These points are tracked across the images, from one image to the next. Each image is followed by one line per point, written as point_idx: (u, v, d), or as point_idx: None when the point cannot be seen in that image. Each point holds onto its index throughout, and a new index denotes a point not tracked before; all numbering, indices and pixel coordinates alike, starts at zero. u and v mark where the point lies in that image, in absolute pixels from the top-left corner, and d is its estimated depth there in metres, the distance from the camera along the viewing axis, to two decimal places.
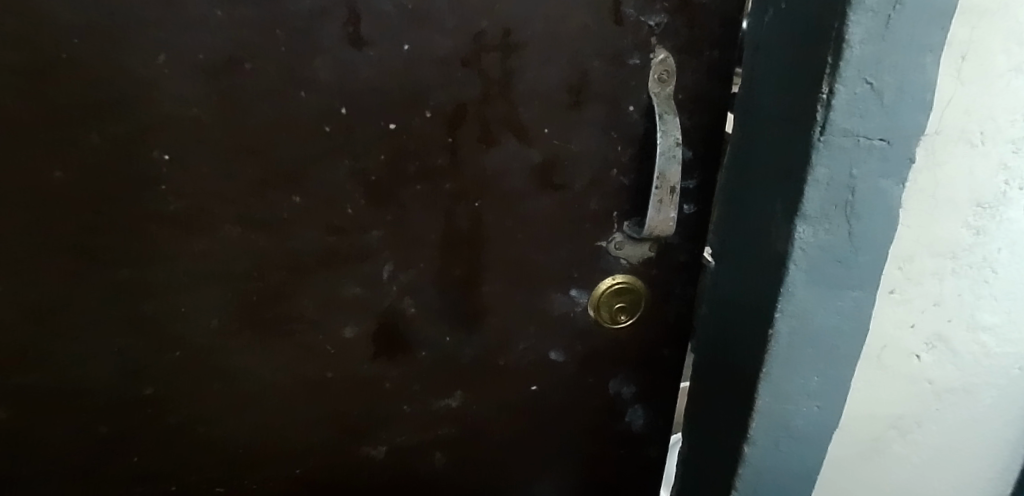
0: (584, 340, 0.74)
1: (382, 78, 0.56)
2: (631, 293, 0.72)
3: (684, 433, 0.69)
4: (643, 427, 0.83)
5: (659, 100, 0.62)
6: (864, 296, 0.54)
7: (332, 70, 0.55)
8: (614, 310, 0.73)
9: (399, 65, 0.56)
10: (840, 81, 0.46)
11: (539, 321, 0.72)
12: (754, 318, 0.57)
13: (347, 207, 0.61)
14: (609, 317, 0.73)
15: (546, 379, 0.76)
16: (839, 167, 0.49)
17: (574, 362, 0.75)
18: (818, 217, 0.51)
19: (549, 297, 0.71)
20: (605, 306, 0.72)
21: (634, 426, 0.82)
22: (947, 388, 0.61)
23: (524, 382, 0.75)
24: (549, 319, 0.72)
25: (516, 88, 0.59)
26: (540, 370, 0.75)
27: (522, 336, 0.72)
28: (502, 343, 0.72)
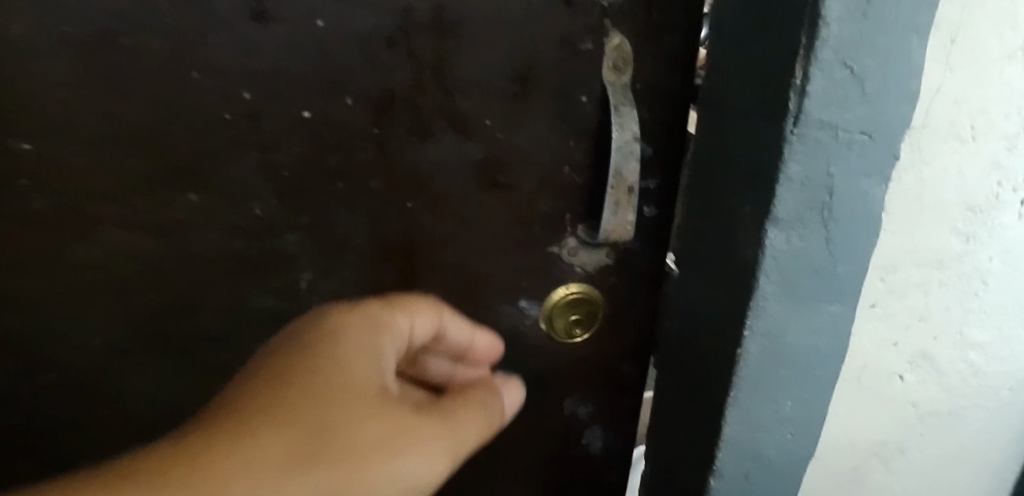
0: (535, 355, 0.67)
1: (292, 60, 0.48)
2: (588, 304, 0.65)
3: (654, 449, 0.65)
4: (603, 450, 0.76)
5: (614, 90, 0.55)
6: (843, 311, 0.48)
7: (231, 49, 0.47)
8: (568, 323, 0.66)
9: (311, 45, 0.48)
10: (815, 64, 0.40)
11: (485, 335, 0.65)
12: (722, 335, 0.51)
13: (256, 208, 0.54)
14: (563, 330, 0.66)
15: None
16: (815, 164, 0.43)
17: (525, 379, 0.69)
18: (791, 221, 0.45)
19: (495, 307, 0.64)
20: (559, 318, 0.66)
21: (592, 449, 0.76)
22: (933, 412, 0.54)
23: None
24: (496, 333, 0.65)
25: (452, 74, 0.52)
26: None
27: None
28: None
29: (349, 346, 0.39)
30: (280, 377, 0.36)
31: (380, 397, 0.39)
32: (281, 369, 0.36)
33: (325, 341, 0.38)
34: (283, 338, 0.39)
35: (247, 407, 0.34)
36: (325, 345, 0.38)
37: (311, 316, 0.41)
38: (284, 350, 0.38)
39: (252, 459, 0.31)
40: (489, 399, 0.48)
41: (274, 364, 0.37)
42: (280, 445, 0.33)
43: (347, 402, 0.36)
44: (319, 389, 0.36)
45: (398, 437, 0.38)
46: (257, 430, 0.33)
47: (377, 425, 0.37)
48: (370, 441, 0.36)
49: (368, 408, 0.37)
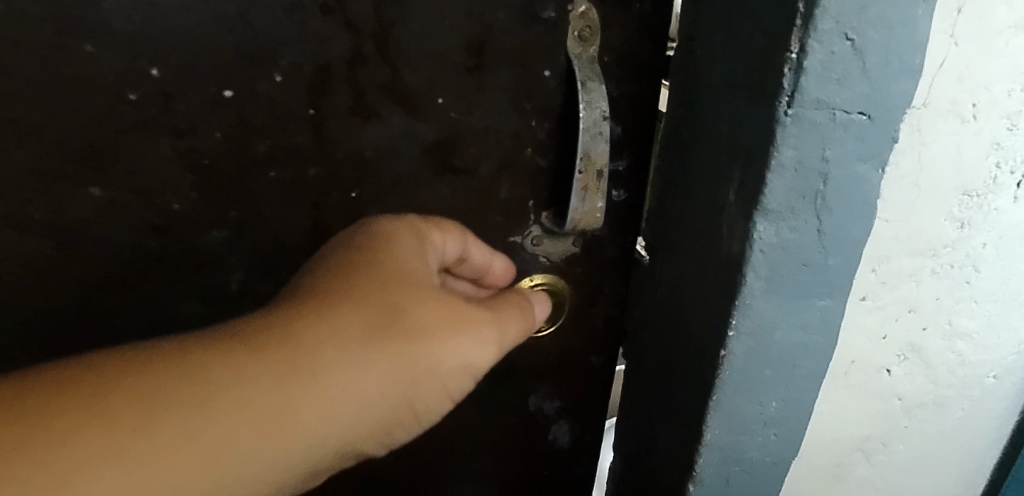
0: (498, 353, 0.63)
1: (208, 30, 0.42)
2: (553, 296, 0.60)
3: (640, 450, 0.61)
4: (570, 446, 0.72)
5: (581, 64, 0.50)
6: (834, 306, 0.44)
7: (132, 15, 0.40)
8: None
9: (230, 12, 0.42)
10: (813, 34, 0.35)
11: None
12: (704, 334, 0.47)
13: (173, 203, 0.47)
14: None
15: None
16: (810, 148, 0.39)
17: (486, 378, 0.64)
18: (781, 212, 0.41)
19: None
20: None
21: (559, 444, 0.72)
22: (918, 404, 0.51)
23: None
24: None
25: (397, 45, 0.46)
26: None
27: None
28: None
29: (398, 245, 0.40)
30: (337, 269, 0.37)
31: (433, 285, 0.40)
32: (337, 265, 0.38)
33: (377, 241, 0.40)
34: (338, 241, 0.41)
35: (312, 291, 0.36)
36: (376, 244, 0.40)
37: (367, 222, 0.43)
38: (339, 250, 0.40)
39: (324, 330, 0.33)
40: (527, 306, 0.48)
41: (331, 262, 0.39)
42: (345, 318, 0.34)
43: (410, 286, 0.38)
44: (376, 276, 0.37)
45: (454, 316, 0.39)
46: (323, 305, 0.34)
47: (433, 306, 0.38)
48: (428, 317, 0.37)
49: (424, 291, 0.38)
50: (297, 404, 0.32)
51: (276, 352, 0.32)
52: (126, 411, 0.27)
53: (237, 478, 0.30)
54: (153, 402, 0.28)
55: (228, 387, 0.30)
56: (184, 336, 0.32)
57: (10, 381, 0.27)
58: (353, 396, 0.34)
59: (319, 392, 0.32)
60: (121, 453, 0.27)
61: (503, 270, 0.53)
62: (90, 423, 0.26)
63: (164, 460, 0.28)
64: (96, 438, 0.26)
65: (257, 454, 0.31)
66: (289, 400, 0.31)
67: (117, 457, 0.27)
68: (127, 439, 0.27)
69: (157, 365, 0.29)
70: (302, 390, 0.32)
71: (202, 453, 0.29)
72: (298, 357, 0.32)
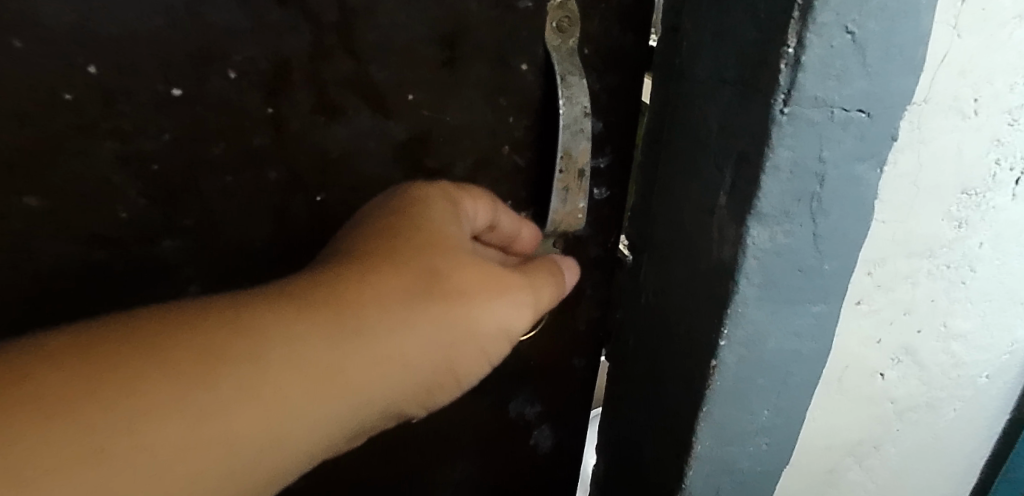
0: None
1: (151, 23, 0.38)
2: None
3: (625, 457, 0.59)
4: (551, 449, 0.70)
5: (560, 56, 0.47)
6: (829, 312, 0.42)
7: (64, 7, 0.36)
8: None
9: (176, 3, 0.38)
10: (812, 28, 0.33)
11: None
12: (693, 342, 0.45)
13: (120, 211, 0.42)
14: None
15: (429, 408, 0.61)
16: (806, 148, 0.36)
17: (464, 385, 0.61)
18: (776, 216, 0.38)
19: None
20: None
21: (540, 448, 0.70)
22: (911, 407, 0.50)
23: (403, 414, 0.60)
24: None
25: (363, 37, 0.42)
26: None
27: None
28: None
29: (436, 208, 0.37)
30: (376, 231, 0.34)
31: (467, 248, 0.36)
32: (375, 229, 0.35)
33: (412, 204, 0.36)
34: (370, 208, 0.38)
35: (350, 254, 0.33)
36: (413, 206, 0.36)
37: (396, 189, 0.39)
38: (373, 216, 0.36)
39: (369, 290, 0.30)
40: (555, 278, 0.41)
41: (366, 227, 0.36)
42: (391, 279, 0.31)
43: (445, 248, 0.34)
44: (417, 237, 0.34)
45: (498, 279, 0.35)
46: (364, 266, 0.31)
47: (478, 267, 0.35)
48: (473, 279, 0.34)
49: (466, 254, 0.35)
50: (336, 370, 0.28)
51: (322, 312, 0.29)
52: (166, 367, 0.24)
53: (286, 445, 0.27)
54: (169, 372, 0.24)
55: (275, 345, 0.27)
56: (220, 296, 0.28)
57: (38, 340, 0.24)
58: (402, 360, 0.31)
59: (367, 354, 0.29)
60: (166, 413, 0.24)
61: (530, 243, 0.45)
62: (131, 380, 0.24)
63: (210, 420, 0.25)
64: (144, 394, 0.24)
65: (297, 419, 0.27)
66: (337, 361, 0.28)
67: (162, 417, 0.24)
68: (172, 396, 0.24)
69: (196, 321, 0.26)
70: (348, 352, 0.29)
71: (249, 414, 0.26)
72: (346, 317, 0.29)
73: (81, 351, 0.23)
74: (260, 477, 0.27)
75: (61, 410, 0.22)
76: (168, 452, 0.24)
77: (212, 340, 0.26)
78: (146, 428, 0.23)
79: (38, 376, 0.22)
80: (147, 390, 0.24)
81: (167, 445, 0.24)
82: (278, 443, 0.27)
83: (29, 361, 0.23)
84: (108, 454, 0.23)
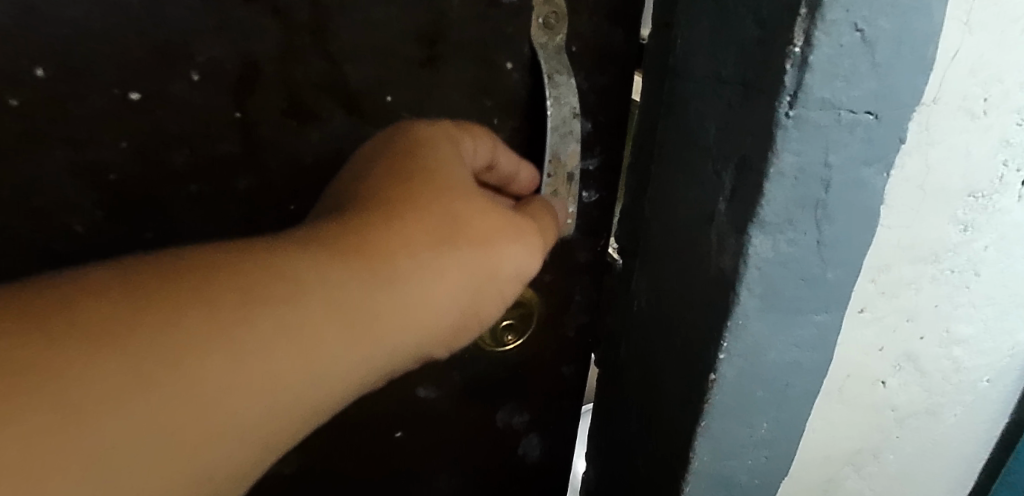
0: (461, 369, 0.57)
1: (103, 21, 0.35)
2: (521, 307, 0.55)
3: (617, 467, 0.57)
4: (541, 458, 0.68)
5: (547, 55, 0.45)
6: (831, 320, 0.40)
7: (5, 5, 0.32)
8: (498, 329, 0.55)
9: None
10: (821, 25, 0.31)
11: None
12: (690, 355, 0.43)
13: (75, 225, 0.39)
14: (493, 339, 0.56)
15: (414, 422, 0.59)
16: (811, 153, 0.34)
17: (449, 396, 0.59)
18: (778, 224, 0.36)
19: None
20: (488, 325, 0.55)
21: (530, 458, 0.68)
22: (912, 413, 0.49)
23: (386, 428, 0.58)
24: None
25: (338, 35, 0.40)
26: (404, 413, 0.58)
27: None
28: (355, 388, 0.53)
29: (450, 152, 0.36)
30: (389, 171, 0.33)
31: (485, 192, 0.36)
32: (390, 170, 0.34)
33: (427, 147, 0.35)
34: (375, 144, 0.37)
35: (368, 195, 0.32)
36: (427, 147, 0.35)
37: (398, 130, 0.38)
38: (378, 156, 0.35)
39: (400, 234, 0.30)
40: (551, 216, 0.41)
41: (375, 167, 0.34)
42: (421, 223, 0.31)
43: (468, 190, 0.33)
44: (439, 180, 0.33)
45: (514, 226, 0.35)
46: (390, 208, 0.31)
47: (498, 213, 0.34)
48: (492, 225, 0.34)
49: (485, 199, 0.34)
50: (373, 310, 0.28)
51: (354, 253, 0.28)
52: (210, 303, 0.23)
53: (325, 385, 0.27)
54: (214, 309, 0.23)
55: (312, 283, 0.26)
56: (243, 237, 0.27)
57: (67, 278, 0.22)
58: (433, 303, 0.30)
59: (400, 297, 0.29)
60: (213, 347, 0.23)
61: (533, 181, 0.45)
62: (176, 315, 0.22)
63: (255, 355, 0.24)
64: (191, 328, 0.22)
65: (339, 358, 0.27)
66: (372, 302, 0.28)
67: (210, 349, 0.23)
68: (226, 329, 0.23)
69: (230, 258, 0.25)
70: (381, 292, 0.28)
71: (293, 351, 0.25)
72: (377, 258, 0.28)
73: (116, 285, 0.22)
74: (304, 416, 0.27)
75: (113, 350, 0.21)
76: (217, 386, 0.23)
77: (249, 279, 0.24)
78: (195, 363, 0.22)
79: (78, 311, 0.21)
80: (194, 322, 0.23)
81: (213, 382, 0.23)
82: (318, 383, 0.26)
83: (65, 297, 0.21)
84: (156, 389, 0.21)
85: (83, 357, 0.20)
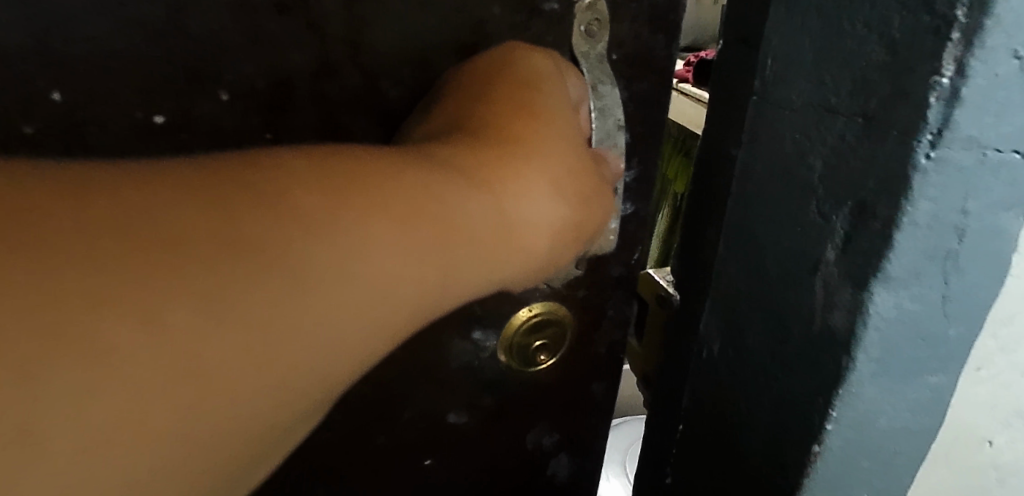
0: (493, 392, 0.53)
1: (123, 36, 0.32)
2: (554, 326, 0.51)
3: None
4: (570, 476, 0.63)
5: (588, 66, 0.42)
6: (948, 382, 0.35)
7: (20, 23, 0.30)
8: (531, 351, 0.51)
9: (159, 14, 0.32)
10: (978, 52, 0.26)
11: (430, 377, 0.49)
12: (783, 417, 0.38)
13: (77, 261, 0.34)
14: (524, 361, 0.52)
15: (442, 449, 0.54)
16: (948, 198, 0.29)
17: (479, 421, 0.54)
18: (904, 280, 0.31)
19: (440, 344, 0.48)
20: (520, 346, 0.51)
21: (558, 478, 0.63)
22: (1017, 471, 0.44)
23: (414, 455, 0.52)
24: (445, 375, 0.50)
25: (375, 49, 0.38)
26: (431, 439, 0.52)
27: (408, 400, 0.49)
28: (380, 411, 0.48)
29: (550, 104, 0.39)
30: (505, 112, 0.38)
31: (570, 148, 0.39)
32: (502, 112, 0.38)
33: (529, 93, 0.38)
34: (471, 79, 0.39)
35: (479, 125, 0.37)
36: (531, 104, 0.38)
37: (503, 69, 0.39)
38: (476, 95, 0.38)
39: (517, 168, 0.35)
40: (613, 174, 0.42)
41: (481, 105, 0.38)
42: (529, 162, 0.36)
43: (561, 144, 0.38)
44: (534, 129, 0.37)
45: (597, 181, 0.40)
46: (509, 147, 0.36)
47: (576, 171, 0.38)
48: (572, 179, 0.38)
49: (577, 164, 0.39)
50: (494, 222, 0.33)
51: (493, 177, 0.34)
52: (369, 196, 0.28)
53: (460, 276, 0.32)
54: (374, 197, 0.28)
55: (445, 193, 0.31)
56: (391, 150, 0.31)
57: (270, 156, 0.27)
58: (534, 223, 0.35)
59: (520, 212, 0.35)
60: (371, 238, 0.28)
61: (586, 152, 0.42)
62: (338, 208, 0.27)
63: (404, 255, 0.29)
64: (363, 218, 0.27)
65: (479, 254, 0.33)
66: (495, 210, 0.33)
67: (373, 241, 0.27)
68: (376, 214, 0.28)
69: (389, 163, 0.30)
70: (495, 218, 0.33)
71: (428, 251, 0.30)
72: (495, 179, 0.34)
73: (321, 184, 0.27)
74: (441, 300, 0.32)
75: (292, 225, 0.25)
76: (385, 280, 0.28)
77: (398, 180, 0.29)
78: (364, 253, 0.27)
79: (297, 197, 0.26)
80: (380, 220, 0.28)
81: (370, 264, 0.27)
82: (441, 285, 0.31)
83: (275, 188, 0.25)
84: (332, 260, 0.26)
85: (251, 231, 0.24)
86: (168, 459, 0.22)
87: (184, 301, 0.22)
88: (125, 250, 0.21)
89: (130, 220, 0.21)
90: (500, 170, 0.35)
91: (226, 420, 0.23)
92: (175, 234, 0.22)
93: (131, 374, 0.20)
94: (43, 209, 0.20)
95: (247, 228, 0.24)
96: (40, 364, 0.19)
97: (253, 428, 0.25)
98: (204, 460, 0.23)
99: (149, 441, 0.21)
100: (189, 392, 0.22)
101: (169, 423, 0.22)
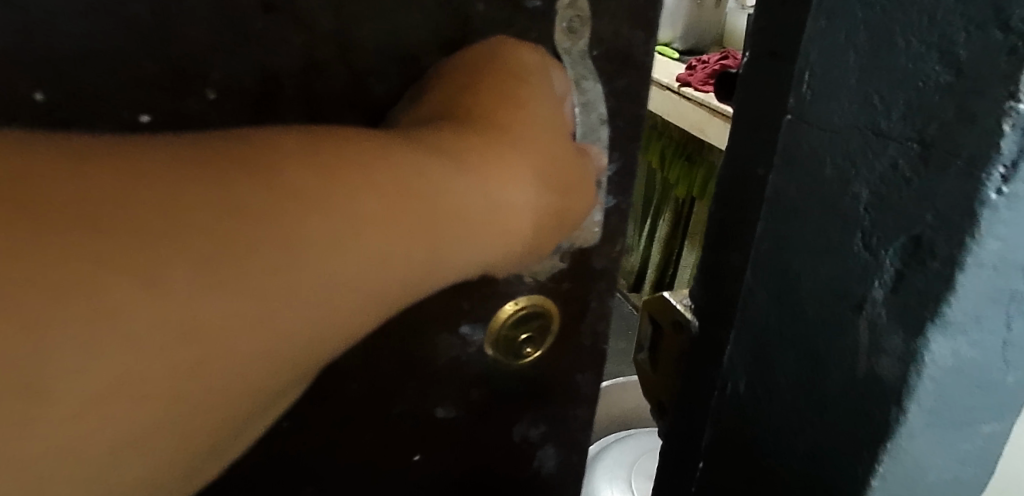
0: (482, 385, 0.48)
1: (96, 28, 0.28)
2: (542, 318, 0.47)
3: None
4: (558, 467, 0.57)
5: (571, 62, 0.39)
6: (1003, 429, 0.32)
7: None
8: (516, 344, 0.47)
9: (145, 16, 0.29)
10: None
11: (418, 373, 0.44)
12: (822, 465, 0.35)
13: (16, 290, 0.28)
14: (511, 355, 0.47)
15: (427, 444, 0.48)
16: (1017, 236, 0.26)
17: (470, 417, 0.49)
18: (964, 325, 0.28)
19: (431, 335, 0.43)
20: (505, 341, 0.46)
21: (546, 470, 0.56)
22: None
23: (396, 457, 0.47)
24: (429, 373, 0.45)
25: (363, 47, 0.35)
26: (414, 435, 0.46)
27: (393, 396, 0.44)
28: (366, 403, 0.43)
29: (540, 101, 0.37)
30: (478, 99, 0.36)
31: (549, 139, 0.36)
32: (483, 98, 0.36)
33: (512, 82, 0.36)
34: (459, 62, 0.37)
35: (490, 92, 0.36)
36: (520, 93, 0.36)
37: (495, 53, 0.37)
38: (458, 90, 0.36)
39: (500, 151, 0.34)
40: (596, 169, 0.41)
41: (468, 96, 0.36)
42: (508, 148, 0.34)
43: (533, 132, 0.36)
44: (507, 117, 0.35)
45: (573, 170, 0.38)
46: (496, 136, 0.34)
47: (552, 157, 0.36)
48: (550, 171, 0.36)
49: (549, 153, 0.36)
50: (467, 200, 0.31)
51: (473, 157, 0.32)
52: (319, 167, 0.26)
53: (439, 259, 0.30)
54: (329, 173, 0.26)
55: (407, 169, 0.29)
56: (350, 130, 0.29)
57: (241, 140, 0.25)
58: (512, 204, 0.33)
59: (495, 196, 0.32)
60: (325, 211, 0.25)
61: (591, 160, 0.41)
62: (287, 183, 0.24)
63: (376, 227, 0.27)
64: (292, 186, 0.25)
65: (462, 235, 0.31)
66: (465, 190, 0.31)
67: (318, 210, 0.25)
68: (324, 187, 0.25)
69: (347, 144, 0.27)
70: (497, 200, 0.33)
71: (400, 231, 0.28)
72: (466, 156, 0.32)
73: (308, 159, 0.26)
74: (410, 282, 0.29)
75: (231, 206, 0.23)
76: (358, 265, 0.26)
77: (348, 158, 0.27)
78: (325, 227, 0.25)
79: (284, 174, 0.25)
80: (370, 197, 0.27)
81: (323, 242, 0.25)
82: (425, 267, 0.29)
83: (227, 165, 0.24)
84: (279, 238, 0.24)
85: (184, 217, 0.22)
86: (92, 450, 0.20)
87: (126, 273, 0.20)
88: (53, 229, 0.19)
89: (133, 189, 0.21)
90: (469, 153, 0.32)
91: (167, 412, 0.21)
92: (122, 222, 0.20)
93: (58, 352, 0.19)
94: (33, 177, 0.19)
95: (248, 199, 0.23)
96: (55, 327, 0.18)
97: (204, 415, 0.23)
98: (150, 461, 0.21)
99: (81, 427, 0.19)
100: (193, 359, 0.22)
101: (83, 422, 0.19)
